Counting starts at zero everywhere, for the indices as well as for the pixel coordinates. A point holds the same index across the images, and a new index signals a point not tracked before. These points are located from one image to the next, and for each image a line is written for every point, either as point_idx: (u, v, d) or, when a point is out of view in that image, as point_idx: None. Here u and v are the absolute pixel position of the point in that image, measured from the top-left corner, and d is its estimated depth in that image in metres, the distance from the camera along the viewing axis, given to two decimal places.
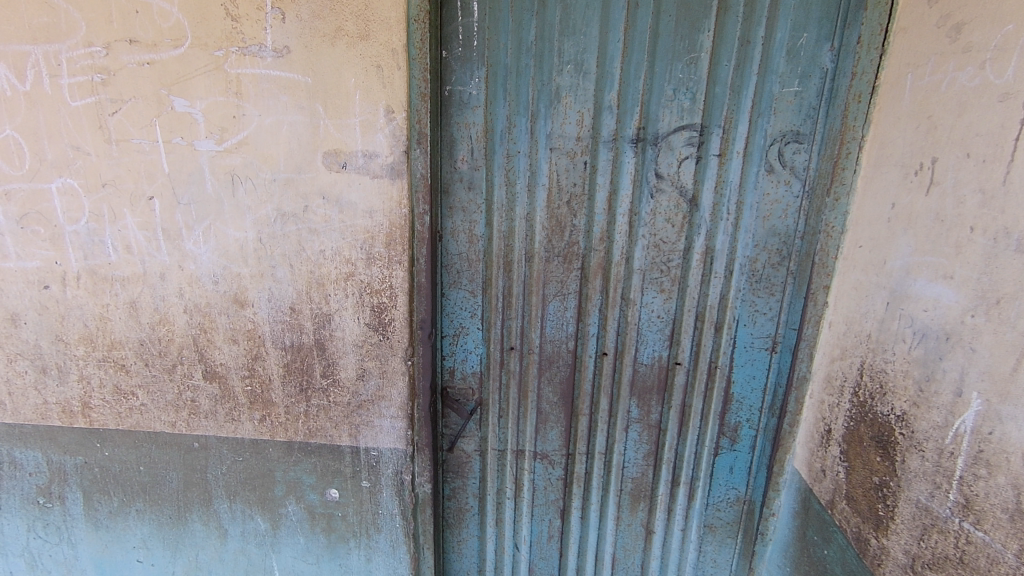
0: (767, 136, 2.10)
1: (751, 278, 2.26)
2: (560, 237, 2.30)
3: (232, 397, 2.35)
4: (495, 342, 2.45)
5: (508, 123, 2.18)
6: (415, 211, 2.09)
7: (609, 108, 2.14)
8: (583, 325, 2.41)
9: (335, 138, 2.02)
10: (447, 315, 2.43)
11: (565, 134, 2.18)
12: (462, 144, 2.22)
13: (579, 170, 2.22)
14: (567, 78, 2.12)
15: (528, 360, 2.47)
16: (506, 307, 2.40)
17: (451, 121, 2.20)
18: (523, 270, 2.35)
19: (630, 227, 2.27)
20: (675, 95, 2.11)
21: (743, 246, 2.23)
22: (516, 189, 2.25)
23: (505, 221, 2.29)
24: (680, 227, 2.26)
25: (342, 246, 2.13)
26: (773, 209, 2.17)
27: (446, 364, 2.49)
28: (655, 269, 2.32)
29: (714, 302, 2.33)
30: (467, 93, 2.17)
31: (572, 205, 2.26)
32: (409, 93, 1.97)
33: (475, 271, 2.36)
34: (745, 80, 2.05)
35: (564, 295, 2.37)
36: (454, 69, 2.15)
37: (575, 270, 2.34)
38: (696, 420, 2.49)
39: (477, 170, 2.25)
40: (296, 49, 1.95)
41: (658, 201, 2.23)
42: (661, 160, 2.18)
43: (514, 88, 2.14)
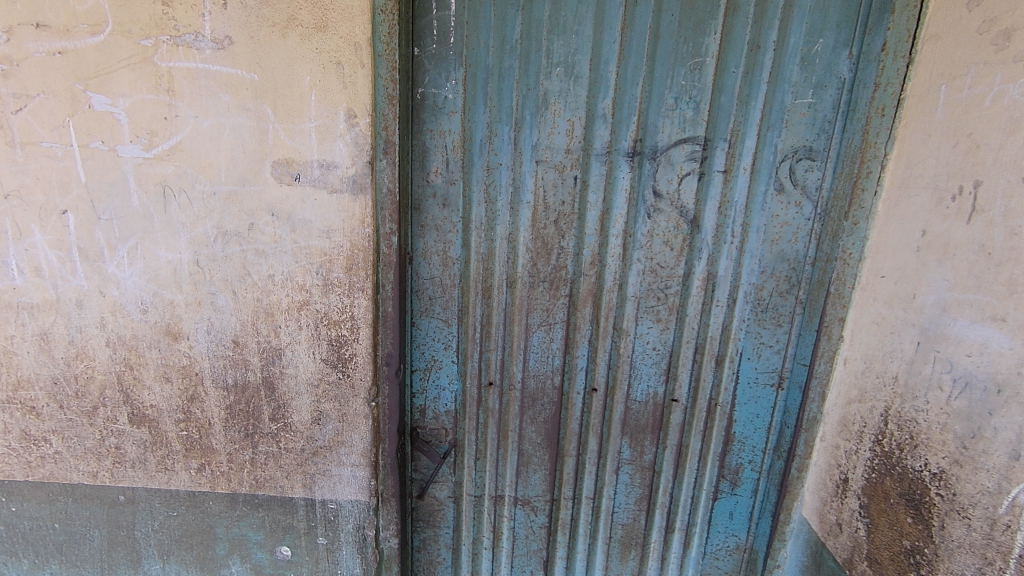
0: (777, 151, 1.89)
1: (756, 308, 2.05)
2: (545, 260, 2.04)
3: (165, 443, 2.03)
4: (471, 378, 2.18)
5: (488, 132, 1.92)
6: (381, 231, 1.81)
7: (602, 117, 1.90)
8: (571, 358, 2.16)
9: (286, 146, 1.72)
10: (417, 347, 2.14)
11: (554, 145, 1.93)
12: (436, 154, 1.95)
13: (568, 186, 1.97)
14: (556, 82, 1.88)
15: (508, 397, 2.21)
16: (485, 339, 2.13)
17: (424, 128, 1.93)
18: (504, 297, 2.08)
19: (624, 250, 2.03)
20: (677, 104, 1.88)
21: (748, 272, 2.01)
22: (497, 207, 1.99)
23: (484, 242, 2.02)
24: (680, 250, 2.03)
25: (295, 270, 1.83)
26: (782, 232, 1.96)
27: (416, 401, 2.21)
28: (651, 297, 2.09)
29: (715, 334, 2.10)
30: (442, 97, 1.90)
31: (559, 224, 2.01)
32: (374, 94, 1.69)
33: (450, 298, 2.09)
34: (755, 89, 1.84)
35: (550, 325, 2.12)
36: (428, 69, 1.88)
37: (562, 297, 2.09)
38: (693, 461, 2.26)
39: (453, 185, 1.98)
40: (240, 40, 1.65)
41: (656, 222, 2.00)
42: (659, 176, 1.95)
43: (495, 93, 1.89)
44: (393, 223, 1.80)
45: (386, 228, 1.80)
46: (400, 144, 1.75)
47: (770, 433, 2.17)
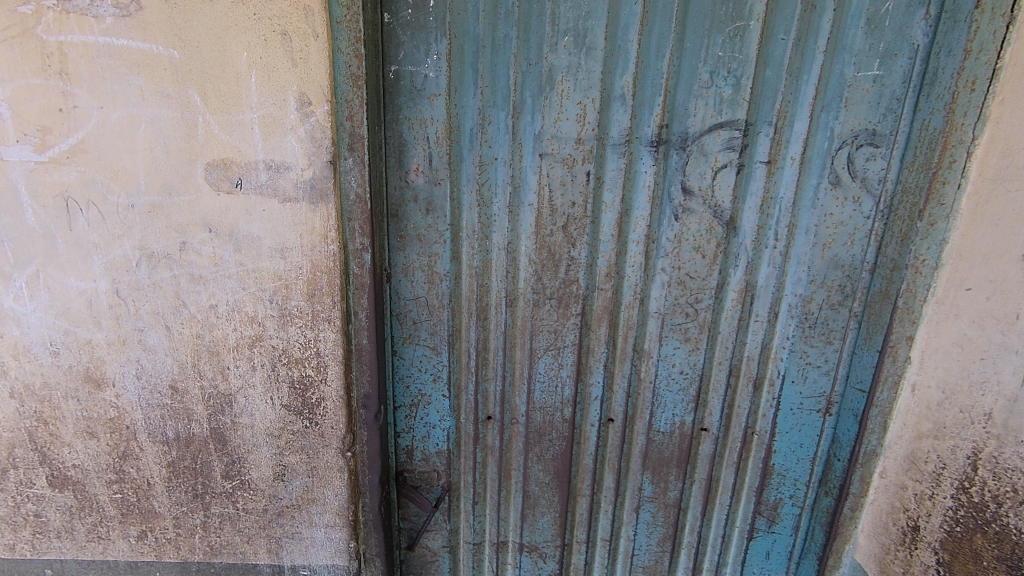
0: (834, 136, 1.55)
1: (802, 322, 1.73)
2: (552, 274, 1.70)
3: (95, 508, 1.66)
4: (466, 413, 1.85)
5: (480, 119, 1.55)
6: (349, 247, 1.45)
7: (620, 99, 1.55)
8: (583, 387, 1.84)
9: (222, 143, 1.34)
10: (401, 380, 1.80)
11: (561, 134, 1.57)
12: (416, 147, 1.58)
13: (580, 184, 1.62)
14: (564, 55, 1.51)
15: (511, 432, 1.88)
16: (482, 368, 1.79)
17: (399, 116, 1.55)
18: (503, 319, 1.74)
19: (646, 259, 1.69)
20: (712, 81, 1.52)
21: (792, 282, 1.69)
22: (493, 212, 1.63)
23: (478, 254, 1.67)
24: (713, 258, 1.69)
25: (243, 298, 1.46)
26: (836, 234, 1.63)
27: (402, 441, 1.87)
28: (677, 313, 1.76)
29: (753, 354, 1.78)
30: (421, 76, 1.52)
31: (569, 230, 1.66)
32: (333, 74, 1.31)
33: (438, 322, 1.74)
34: (810, 59, 1.49)
35: (559, 349, 1.79)
36: (402, 40, 1.49)
37: (573, 317, 1.75)
38: (725, 497, 1.95)
39: (437, 186, 1.61)
40: (152, 5, 1.25)
41: (686, 224, 1.66)
42: (689, 170, 1.60)
43: (488, 70, 1.51)
44: (366, 237, 1.45)
45: (355, 241, 1.45)
46: (370, 139, 1.39)
47: (815, 465, 1.86)
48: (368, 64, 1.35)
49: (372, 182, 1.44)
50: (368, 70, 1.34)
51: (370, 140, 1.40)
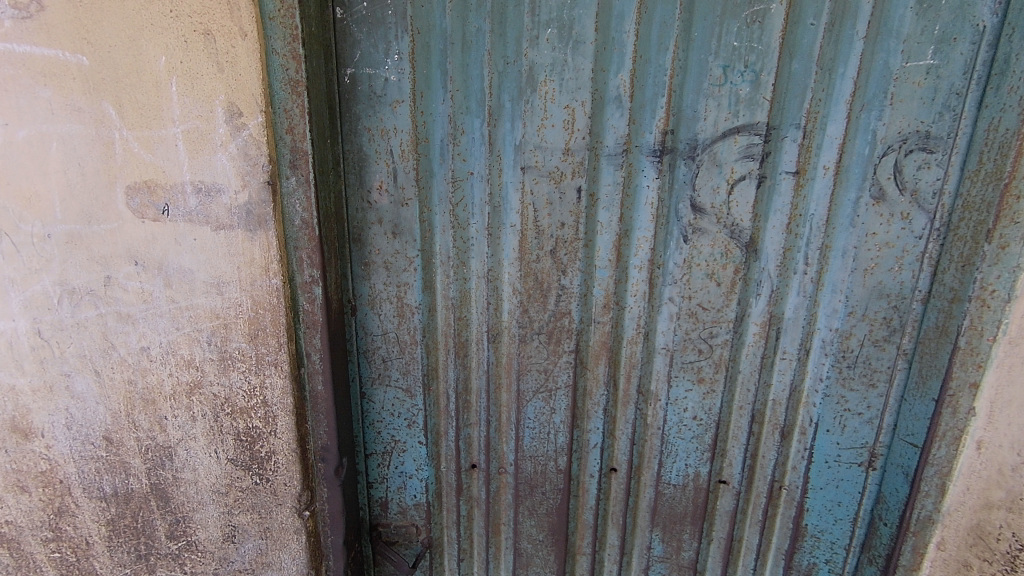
0: (876, 140, 1.28)
1: (838, 360, 1.46)
2: (541, 305, 1.48)
3: (32, 568, 1.49)
4: (447, 462, 1.64)
5: (451, 128, 1.34)
6: (297, 280, 1.25)
7: (615, 101, 1.31)
8: (580, 433, 1.61)
9: (143, 163, 1.15)
10: (372, 425, 1.62)
11: (546, 144, 1.35)
12: (378, 162, 1.38)
13: (569, 202, 1.39)
14: (547, 51, 1.29)
15: (499, 482, 1.66)
16: (463, 411, 1.58)
17: (358, 127, 1.36)
18: (486, 357, 1.53)
19: (650, 288, 1.45)
20: (725, 77, 1.28)
21: (825, 316, 1.43)
22: (470, 235, 1.42)
23: (454, 284, 1.45)
24: (730, 286, 1.44)
25: (178, 340, 1.27)
26: (879, 258, 1.36)
27: (375, 492, 1.69)
28: (689, 350, 1.51)
29: (780, 397, 1.52)
30: (381, 80, 1.32)
31: (558, 255, 1.43)
32: (267, 80, 1.11)
33: (411, 360, 1.54)
34: (845, 47, 1.23)
35: (550, 392, 1.57)
36: (357, 39, 1.31)
37: (566, 354, 1.52)
38: (748, 560, 1.68)
39: (404, 207, 1.41)
40: (55, 4, 1.07)
41: (697, 247, 1.41)
42: (700, 183, 1.36)
43: (459, 70, 1.30)
44: (314, 269, 1.25)
45: (303, 273, 1.25)
46: (316, 155, 1.18)
47: (855, 528, 1.59)
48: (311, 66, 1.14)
49: (322, 204, 1.23)
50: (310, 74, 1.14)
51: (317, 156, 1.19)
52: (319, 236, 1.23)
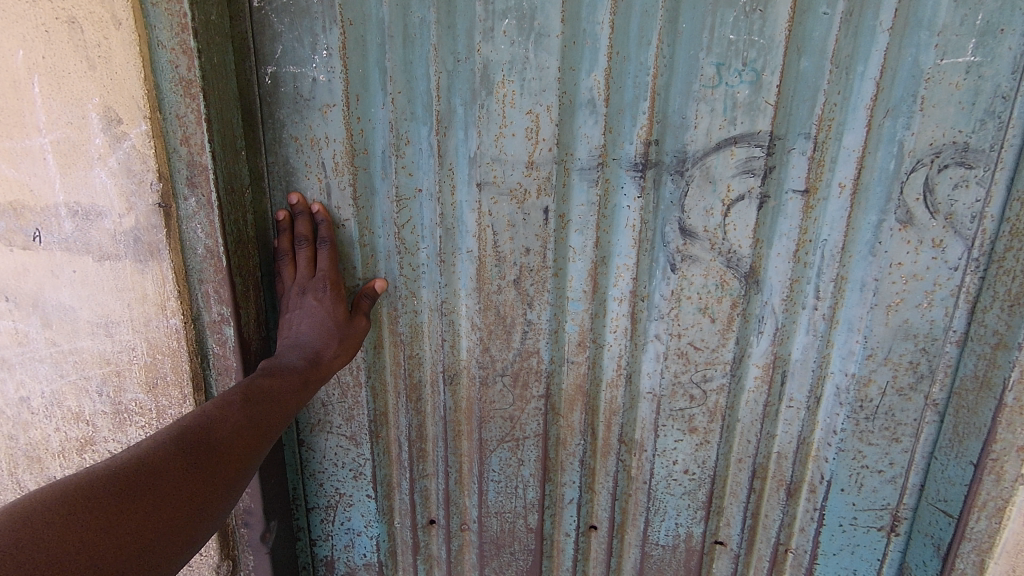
0: (903, 152, 1.27)
1: (855, 411, 1.48)
2: (505, 344, 1.54)
3: None
4: (401, 517, 1.77)
5: (394, 137, 1.38)
6: (205, 319, 1.38)
7: (588, 105, 1.33)
8: (554, 488, 1.70)
9: (12, 181, 1.30)
10: (314, 477, 1.74)
11: (506, 155, 1.38)
12: (309, 176, 1.42)
13: (533, 223, 1.42)
14: (503, 45, 1.30)
15: (461, 538, 1.78)
16: (419, 459, 1.70)
17: (284, 136, 1.39)
18: (442, 400, 1.62)
19: (632, 322, 1.49)
20: (719, 75, 1.28)
21: (861, 356, 1.43)
22: (419, 261, 1.48)
23: (404, 316, 1.54)
24: (725, 324, 1.47)
25: (105, 373, 1.43)
26: (905, 293, 1.36)
27: (321, 550, 1.84)
28: (679, 396, 1.55)
29: (785, 450, 1.56)
30: (308, 81, 1.35)
31: (523, 285, 1.48)
32: (150, 76, 1.22)
33: (357, 402, 1.64)
34: (844, 41, 1.22)
35: (517, 441, 1.65)
36: (278, 32, 1.32)
37: (534, 399, 1.59)
38: None
39: (343, 228, 1.46)
40: None
41: (688, 278, 1.43)
42: (690, 205, 1.38)
43: (401, 69, 1.32)
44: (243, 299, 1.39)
45: (240, 309, 1.38)
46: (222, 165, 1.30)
47: None
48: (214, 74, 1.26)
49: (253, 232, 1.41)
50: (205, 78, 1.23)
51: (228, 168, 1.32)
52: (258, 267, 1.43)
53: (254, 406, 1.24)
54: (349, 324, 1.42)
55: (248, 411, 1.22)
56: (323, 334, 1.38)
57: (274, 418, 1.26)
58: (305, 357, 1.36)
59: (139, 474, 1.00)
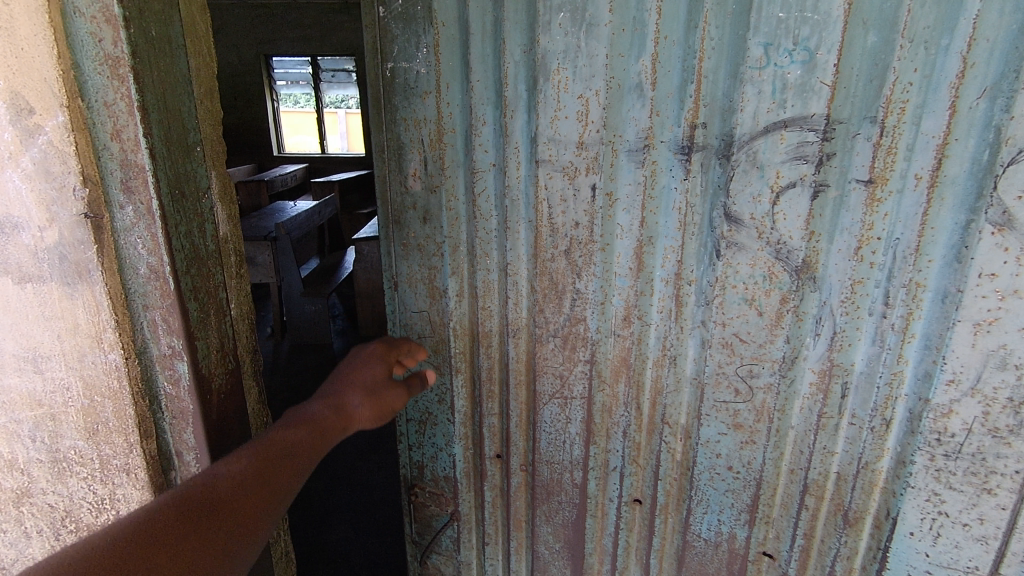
0: (999, 140, 1.11)
1: (931, 443, 1.34)
2: (556, 307, 1.65)
3: None
4: (474, 445, 1.96)
5: (473, 119, 1.57)
6: (151, 352, 1.47)
7: (636, 89, 1.38)
8: (598, 451, 1.78)
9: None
10: (411, 395, 1.97)
11: (559, 136, 1.48)
12: (412, 152, 1.67)
13: (583, 200, 1.51)
14: (559, 36, 1.41)
15: (518, 478, 1.93)
16: (488, 398, 1.86)
17: (397, 117, 1.65)
18: (507, 348, 1.76)
19: (676, 303, 1.51)
20: (767, 56, 1.24)
21: (939, 381, 1.29)
22: (491, 226, 1.64)
23: (479, 273, 1.70)
24: (774, 319, 1.42)
25: (60, 408, 1.54)
26: (1001, 312, 1.19)
27: (414, 455, 2.07)
28: (723, 387, 1.53)
29: (845, 471, 1.47)
30: (413, 73, 1.59)
31: (573, 256, 1.58)
32: (76, 67, 1.26)
33: (440, 339, 1.84)
34: (917, 12, 1.11)
35: (566, 400, 1.75)
36: (395, 35, 1.57)
37: (580, 362, 1.69)
38: None
39: (432, 193, 1.68)
40: None
41: (733, 266, 1.41)
42: (735, 187, 1.34)
43: (478, 60, 1.51)
44: (200, 318, 1.46)
45: (195, 329, 1.44)
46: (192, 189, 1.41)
47: None
48: (150, 74, 1.27)
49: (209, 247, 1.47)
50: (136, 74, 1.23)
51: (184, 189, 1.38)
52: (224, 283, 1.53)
53: (269, 462, 1.12)
54: (385, 387, 1.39)
55: (261, 468, 1.10)
56: (357, 388, 1.35)
57: (291, 472, 1.14)
58: (332, 407, 1.28)
59: (136, 551, 0.90)
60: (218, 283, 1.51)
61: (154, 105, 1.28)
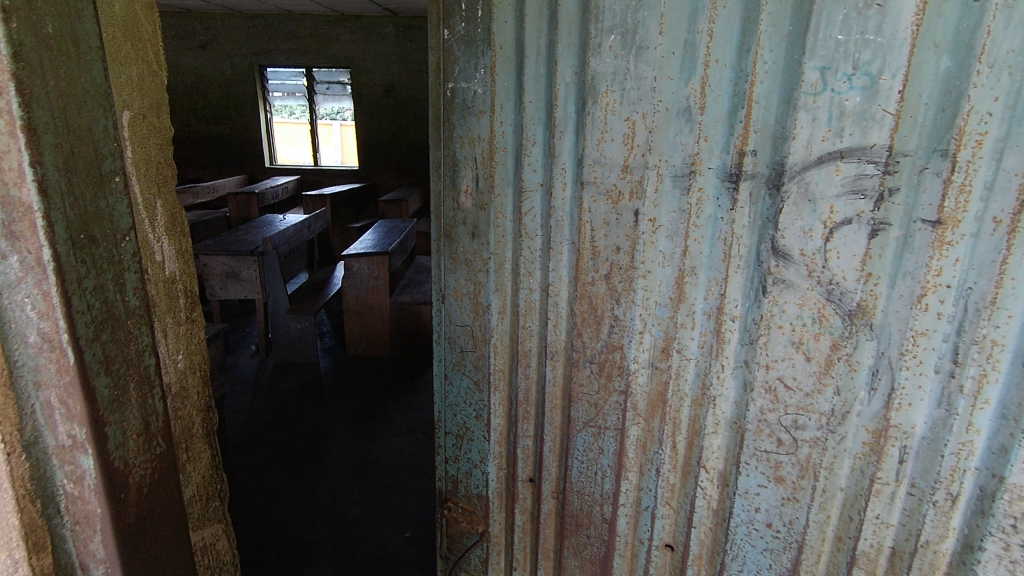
0: None
1: (1005, 529, 1.28)
2: (594, 333, 1.76)
3: None
4: (507, 466, 2.11)
5: (524, 138, 1.71)
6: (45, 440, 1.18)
7: (684, 113, 1.47)
8: (630, 488, 1.86)
9: None
10: (451, 408, 2.15)
11: (605, 157, 1.60)
12: (466, 169, 1.83)
13: (625, 224, 1.62)
14: (609, 58, 1.53)
15: (549, 504, 2.06)
16: (524, 419, 2.00)
17: (453, 135, 1.82)
18: (544, 371, 1.89)
19: (718, 338, 1.56)
20: (824, 81, 1.29)
21: (1016, 458, 1.23)
22: (535, 246, 1.78)
23: (522, 292, 1.85)
24: (823, 367, 1.43)
25: None
26: None
27: (450, 469, 2.25)
28: (765, 436, 1.55)
29: (902, 548, 1.43)
30: (472, 92, 1.76)
31: (612, 280, 1.68)
32: None
33: (481, 356, 2.00)
34: (1000, 34, 1.11)
35: (599, 430, 1.85)
36: (457, 56, 1.75)
37: (615, 393, 1.78)
38: None
39: (482, 209, 1.84)
40: None
41: (780, 305, 1.44)
42: (785, 217, 1.39)
43: (531, 81, 1.66)
44: (120, 434, 1.30)
45: (112, 455, 1.28)
46: (128, 226, 1.29)
47: None
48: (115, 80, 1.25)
49: (143, 343, 1.36)
50: (112, 78, 1.24)
51: (129, 236, 1.30)
52: (165, 378, 1.46)
53: None
54: None
55: None
56: None
57: None
58: None
59: None
60: (161, 397, 1.44)
61: (109, 109, 1.23)
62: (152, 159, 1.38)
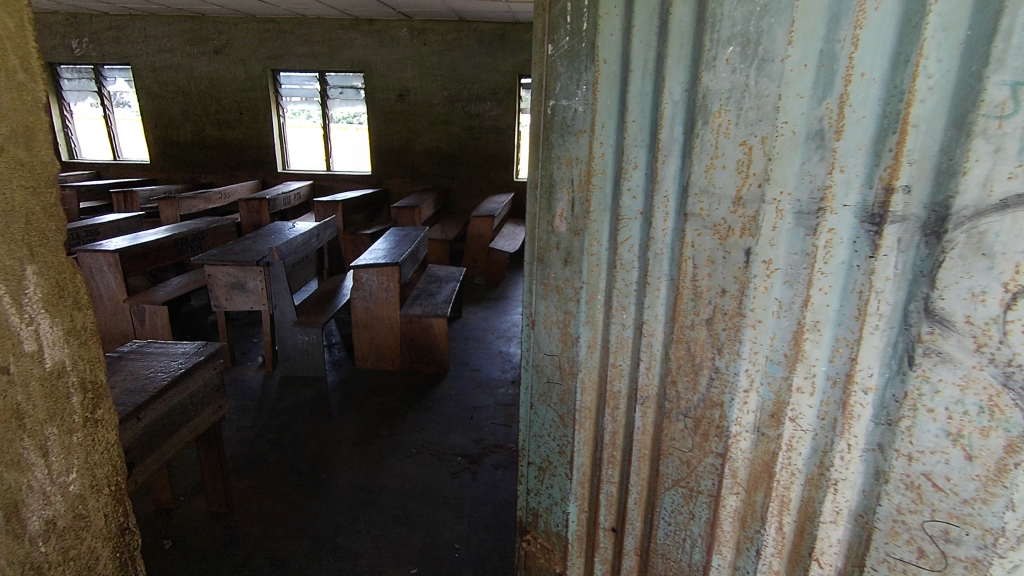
0: None
1: None
2: (691, 382, 1.50)
3: None
4: (589, 510, 1.88)
5: (624, 161, 1.49)
6: None
7: (816, 137, 1.18)
8: (723, 565, 1.59)
9: None
10: (535, 438, 1.94)
11: (716, 185, 1.33)
12: (562, 192, 1.62)
13: (733, 263, 1.34)
14: (725, 73, 1.26)
15: (631, 560, 1.80)
16: (609, 464, 1.77)
17: (551, 155, 1.62)
18: (633, 416, 1.66)
19: (843, 415, 1.26)
20: (1016, 99, 0.93)
21: None
22: (631, 279, 1.56)
23: (613, 327, 1.63)
24: (991, 472, 1.05)
25: None
26: None
27: (530, 501, 2.04)
28: (902, 541, 1.21)
29: None
30: (572, 111, 1.55)
31: (715, 327, 1.41)
32: None
33: (568, 390, 1.79)
34: None
35: (691, 492, 1.59)
36: (561, 72, 1.54)
37: (712, 454, 1.51)
38: None
39: (576, 236, 1.63)
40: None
41: (932, 383, 1.10)
42: (947, 274, 1.05)
43: (636, 99, 1.43)
44: None
45: None
46: None
47: None
48: None
49: None
50: None
51: None
52: (49, 518, 1.36)
53: None
54: None
55: None
56: None
57: None
58: None
59: None
60: None
61: None
62: (14, 211, 1.21)
